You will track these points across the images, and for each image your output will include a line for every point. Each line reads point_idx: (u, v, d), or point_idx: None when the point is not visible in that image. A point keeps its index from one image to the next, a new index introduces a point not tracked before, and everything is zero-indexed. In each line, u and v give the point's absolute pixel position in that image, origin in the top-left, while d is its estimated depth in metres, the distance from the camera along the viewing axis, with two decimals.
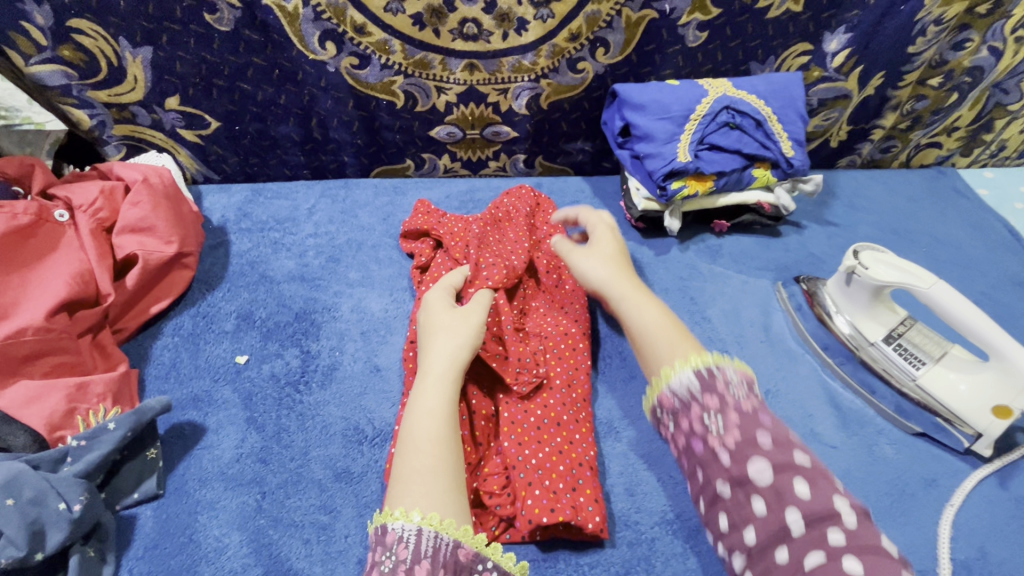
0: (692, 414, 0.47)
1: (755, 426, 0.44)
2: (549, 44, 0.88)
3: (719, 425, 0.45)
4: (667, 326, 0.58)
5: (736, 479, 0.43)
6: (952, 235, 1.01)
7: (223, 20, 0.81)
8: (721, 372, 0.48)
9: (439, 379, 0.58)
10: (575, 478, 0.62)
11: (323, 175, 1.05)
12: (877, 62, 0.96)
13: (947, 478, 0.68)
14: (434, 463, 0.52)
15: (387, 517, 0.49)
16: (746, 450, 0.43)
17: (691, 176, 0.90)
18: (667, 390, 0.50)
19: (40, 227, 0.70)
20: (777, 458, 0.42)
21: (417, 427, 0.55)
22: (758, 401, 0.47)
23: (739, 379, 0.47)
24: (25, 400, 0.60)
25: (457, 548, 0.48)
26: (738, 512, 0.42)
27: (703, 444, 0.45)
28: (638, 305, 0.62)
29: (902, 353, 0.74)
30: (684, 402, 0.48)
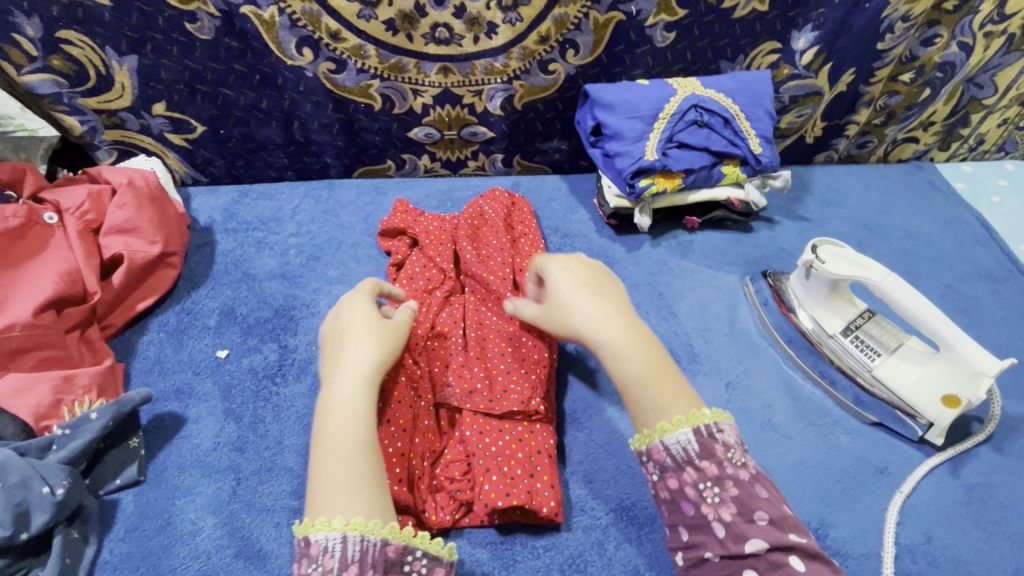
0: (686, 476, 0.51)
1: (756, 502, 0.49)
2: (520, 47, 0.91)
3: (717, 497, 0.49)
4: (657, 369, 0.56)
5: (734, 550, 0.48)
6: (924, 229, 1.03)
7: (204, 28, 0.85)
8: (721, 434, 0.52)
9: (356, 381, 0.55)
10: (533, 465, 0.64)
11: (307, 176, 1.08)
12: (847, 59, 0.98)
13: (899, 466, 0.70)
14: (353, 472, 0.50)
15: (309, 528, 0.47)
16: (743, 524, 0.48)
17: (659, 174, 0.92)
18: (659, 443, 0.53)
19: (30, 229, 0.74)
20: (773, 534, 0.47)
21: (334, 425, 0.52)
22: (752, 465, 0.51)
23: (734, 442, 0.51)
24: (13, 391, 0.64)
25: (385, 546, 0.47)
26: (734, 575, 0.48)
27: (699, 510, 0.50)
28: (620, 351, 0.57)
29: (859, 345, 0.76)
30: (676, 461, 0.52)
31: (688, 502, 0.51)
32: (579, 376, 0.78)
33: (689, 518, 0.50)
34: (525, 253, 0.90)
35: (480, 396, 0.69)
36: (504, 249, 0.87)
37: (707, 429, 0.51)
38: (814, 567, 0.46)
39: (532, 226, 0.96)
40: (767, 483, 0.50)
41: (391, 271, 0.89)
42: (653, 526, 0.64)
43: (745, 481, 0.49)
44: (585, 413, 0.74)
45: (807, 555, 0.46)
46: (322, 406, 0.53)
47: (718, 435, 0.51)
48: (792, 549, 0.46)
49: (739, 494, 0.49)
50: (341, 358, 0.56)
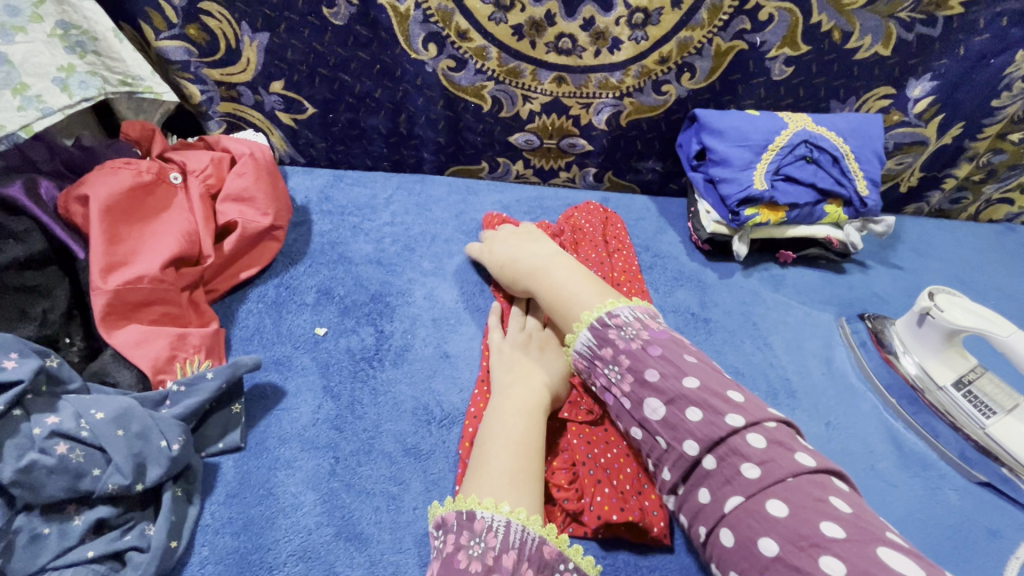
0: (600, 368, 0.62)
1: (645, 363, 0.58)
2: (638, 65, 0.92)
3: (618, 374, 0.60)
4: (580, 287, 0.69)
5: (640, 415, 0.57)
6: (1020, 292, 1.00)
7: (339, 14, 0.87)
8: (615, 318, 0.62)
9: (535, 396, 0.64)
10: (641, 482, 0.63)
11: (400, 168, 1.10)
12: (959, 112, 0.97)
13: (1011, 531, 0.68)
14: (517, 465, 0.56)
15: (477, 505, 0.52)
16: (641, 390, 0.58)
17: (764, 205, 0.91)
18: (576, 351, 0.65)
19: (158, 186, 0.75)
20: (665, 387, 0.56)
21: (515, 431, 0.59)
22: (647, 336, 0.60)
23: (629, 321, 0.62)
24: (135, 341, 0.65)
25: (542, 545, 0.51)
26: (652, 442, 0.57)
27: (613, 394, 0.60)
28: (549, 278, 0.72)
29: (972, 401, 0.74)
30: (591, 357, 0.63)
31: (606, 392, 0.61)
32: None
33: (613, 406, 0.61)
34: (619, 270, 0.89)
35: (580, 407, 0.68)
36: (602, 265, 0.88)
37: (599, 321, 0.63)
38: (709, 413, 0.53)
39: (627, 244, 0.95)
40: (659, 344, 0.59)
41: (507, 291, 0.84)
42: None
43: (636, 350, 0.59)
44: None
45: (705, 406, 0.54)
46: (501, 419, 0.60)
47: (612, 320, 0.62)
48: (692, 403, 0.54)
49: (632, 362, 0.59)
50: (524, 389, 0.64)
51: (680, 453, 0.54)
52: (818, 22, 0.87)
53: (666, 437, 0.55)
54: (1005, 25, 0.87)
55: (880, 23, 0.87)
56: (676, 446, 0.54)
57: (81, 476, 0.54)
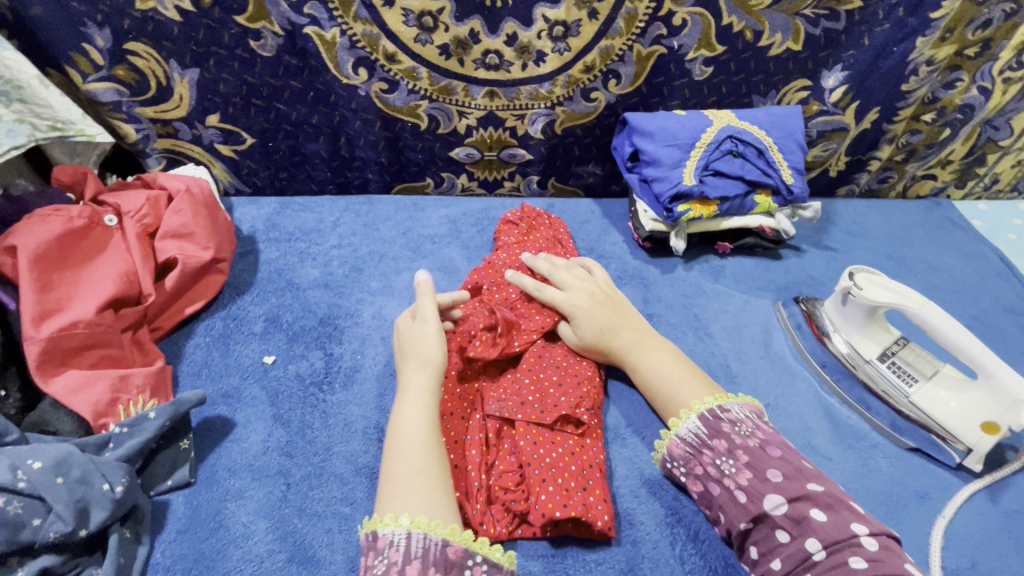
0: (705, 457, 0.64)
1: (767, 463, 0.60)
2: (565, 75, 0.95)
3: (733, 467, 0.62)
4: (687, 372, 0.72)
5: (756, 509, 0.59)
6: (946, 262, 1.06)
7: (267, 46, 0.88)
8: (726, 412, 0.65)
9: (421, 386, 0.65)
10: (586, 478, 0.65)
11: (347, 190, 1.11)
12: (873, 98, 1.03)
13: (939, 491, 0.71)
14: (417, 468, 0.58)
15: (377, 524, 0.54)
16: (759, 484, 0.60)
17: (696, 200, 0.95)
18: (676, 437, 0.67)
19: (92, 229, 0.76)
20: (789, 486, 0.58)
21: (405, 435, 0.61)
22: (761, 438, 0.63)
23: (742, 417, 0.65)
24: (74, 388, 0.65)
25: (445, 547, 0.52)
26: (767, 533, 0.58)
27: (722, 484, 0.62)
28: (649, 353, 0.75)
29: (896, 371, 0.78)
30: (694, 447, 0.65)
31: (711, 481, 0.63)
32: (621, 393, 0.79)
33: (718, 495, 0.63)
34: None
35: (530, 407, 0.69)
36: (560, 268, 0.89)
37: (712, 413, 0.66)
38: (832, 513, 0.55)
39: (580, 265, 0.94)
40: (777, 446, 0.62)
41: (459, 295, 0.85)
42: (704, 543, 0.65)
43: (753, 447, 0.62)
44: (631, 428, 0.75)
45: (828, 505, 0.56)
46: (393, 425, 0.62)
47: (724, 414, 0.65)
48: (809, 499, 0.57)
49: (751, 459, 0.61)
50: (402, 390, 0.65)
51: (797, 545, 0.56)
52: (729, 24, 0.91)
53: (788, 531, 0.57)
54: (902, 15, 0.92)
55: (787, 21, 0.91)
56: (797, 539, 0.56)
57: (20, 527, 0.54)
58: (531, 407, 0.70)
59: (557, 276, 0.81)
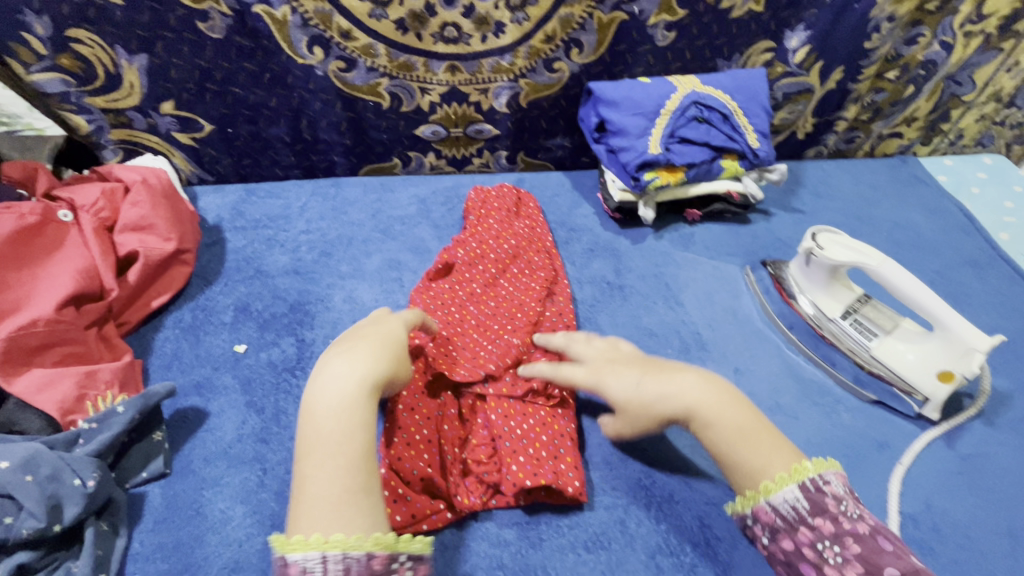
0: (801, 536, 0.54)
1: (882, 559, 0.50)
2: (526, 46, 0.93)
3: (839, 556, 0.52)
4: (757, 430, 0.59)
5: None
6: (911, 219, 1.08)
7: (216, 27, 0.86)
8: (828, 485, 0.54)
9: (347, 391, 0.53)
10: (557, 447, 0.67)
11: (313, 174, 1.09)
12: (836, 57, 1.02)
13: (899, 441, 0.74)
14: (342, 486, 0.49)
15: (286, 546, 0.47)
16: None
17: (663, 168, 0.95)
18: (765, 504, 0.56)
19: (46, 226, 0.74)
20: None
21: (327, 441, 0.51)
22: (873, 525, 0.53)
23: (841, 488, 0.54)
24: (39, 386, 0.64)
25: (368, 562, 0.47)
26: None
27: (822, 572, 0.52)
28: (717, 408, 0.59)
29: (858, 327, 0.80)
30: (787, 521, 0.55)
31: (807, 564, 0.53)
32: None
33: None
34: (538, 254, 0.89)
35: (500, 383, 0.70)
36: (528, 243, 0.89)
37: (814, 484, 0.54)
38: None
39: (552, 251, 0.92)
40: (890, 537, 0.51)
41: (432, 273, 0.85)
42: (675, 503, 0.68)
43: (864, 536, 0.51)
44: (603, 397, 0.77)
45: None
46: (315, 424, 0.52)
47: (826, 488, 0.54)
48: None
49: (862, 550, 0.51)
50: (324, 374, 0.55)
51: None
52: None
53: None
54: None
55: None
56: None
57: None
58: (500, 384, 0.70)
59: (574, 350, 0.71)
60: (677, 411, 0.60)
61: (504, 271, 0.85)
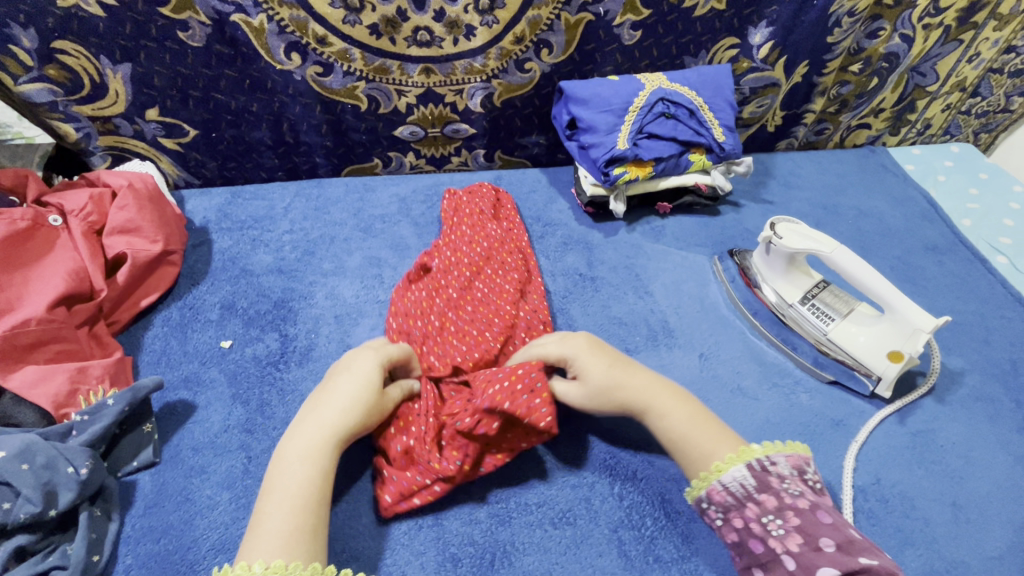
0: (749, 512, 0.58)
1: (819, 530, 0.55)
2: (497, 47, 0.97)
3: (782, 529, 0.56)
4: (704, 420, 0.66)
5: None
6: (876, 208, 1.11)
7: (195, 36, 0.89)
8: (774, 464, 0.60)
9: (313, 436, 0.61)
10: (533, 381, 0.67)
11: (297, 175, 1.13)
12: (800, 52, 1.06)
13: (853, 419, 0.78)
14: (293, 523, 0.55)
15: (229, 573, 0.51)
16: (812, 553, 0.54)
17: (631, 162, 0.98)
18: (717, 484, 0.61)
19: (36, 231, 0.78)
20: (844, 559, 0.52)
21: (285, 476, 0.58)
22: (811, 499, 0.58)
23: (787, 467, 0.60)
24: (33, 381, 0.68)
25: None
26: None
27: (767, 544, 0.56)
28: (666, 407, 0.66)
29: (816, 312, 0.84)
30: (736, 498, 0.60)
31: (754, 540, 0.57)
32: None
33: (760, 555, 0.57)
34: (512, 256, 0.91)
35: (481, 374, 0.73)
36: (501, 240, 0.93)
37: (759, 464, 0.60)
38: None
39: (525, 243, 0.96)
40: (829, 512, 0.56)
41: (411, 275, 0.88)
42: (639, 481, 0.72)
43: (804, 509, 0.56)
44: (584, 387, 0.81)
45: None
46: (274, 467, 0.59)
47: (771, 466, 0.60)
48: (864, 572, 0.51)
49: (801, 523, 0.56)
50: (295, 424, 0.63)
51: None
52: None
53: None
54: None
55: None
56: None
57: None
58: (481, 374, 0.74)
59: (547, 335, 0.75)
60: (637, 408, 0.67)
61: (479, 271, 0.87)
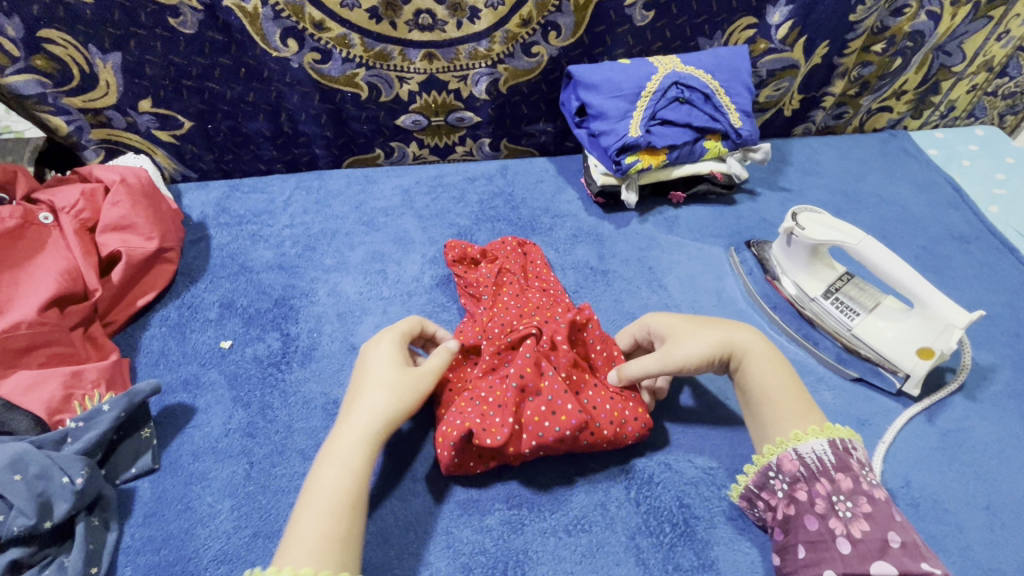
0: (819, 487, 0.58)
1: (888, 523, 0.55)
2: (502, 30, 0.92)
3: (849, 512, 0.56)
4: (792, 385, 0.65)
5: (857, 565, 0.53)
6: (898, 195, 1.06)
7: (187, 23, 0.85)
8: (856, 452, 0.60)
9: (357, 438, 0.59)
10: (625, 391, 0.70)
11: (296, 168, 1.09)
12: (820, 31, 1.01)
13: (879, 418, 0.74)
14: (327, 526, 0.53)
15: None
16: (872, 540, 0.54)
17: (643, 150, 0.94)
18: (791, 450, 0.61)
19: (26, 230, 0.75)
20: (905, 557, 0.52)
21: (324, 479, 0.56)
22: (886, 494, 0.58)
23: (868, 462, 0.59)
24: (26, 387, 0.66)
25: None
26: None
27: (826, 522, 0.57)
28: (765, 362, 0.66)
29: (840, 306, 0.80)
30: (810, 471, 0.59)
31: (812, 515, 0.58)
32: None
33: (812, 532, 0.57)
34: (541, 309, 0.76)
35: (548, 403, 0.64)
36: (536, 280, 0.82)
37: (842, 443, 0.60)
38: None
39: (550, 280, 0.85)
40: (901, 511, 0.56)
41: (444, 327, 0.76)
42: (657, 486, 0.69)
43: (878, 500, 0.56)
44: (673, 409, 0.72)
45: None
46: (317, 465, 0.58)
47: (854, 454, 0.60)
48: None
49: (872, 511, 0.55)
50: (342, 420, 0.61)
51: None
52: None
53: None
54: None
55: None
56: None
57: None
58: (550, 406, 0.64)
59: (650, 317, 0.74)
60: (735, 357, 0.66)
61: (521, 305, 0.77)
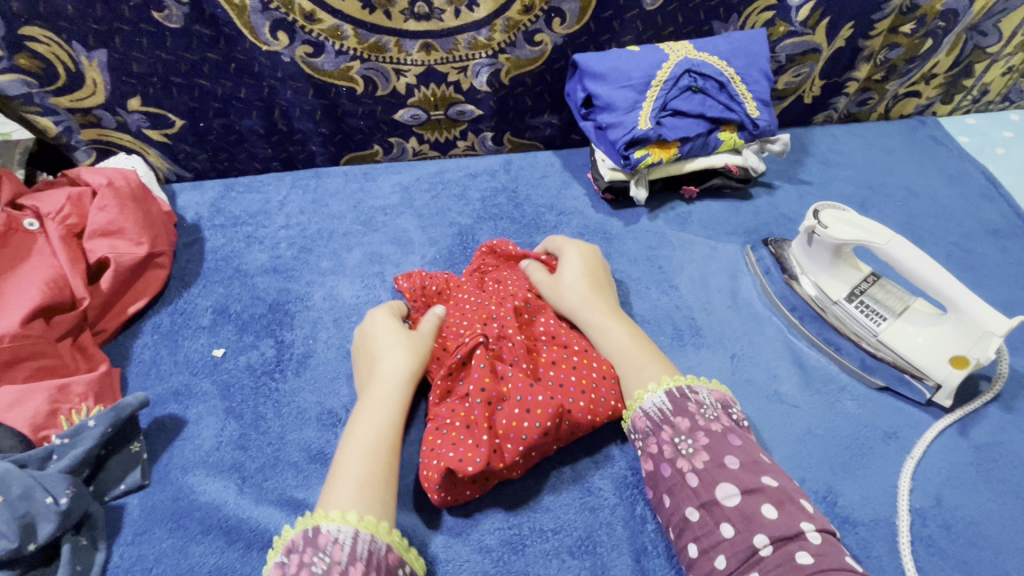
0: (663, 435, 0.59)
1: (726, 448, 0.56)
2: (503, 18, 0.87)
3: (690, 447, 0.57)
4: (636, 347, 0.68)
5: (705, 496, 0.54)
6: (927, 186, 1.00)
7: (172, 16, 0.81)
8: (694, 394, 0.61)
9: (390, 395, 0.63)
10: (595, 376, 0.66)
11: (293, 165, 1.05)
12: (844, 12, 0.94)
13: (907, 430, 0.70)
14: (366, 471, 0.57)
15: (320, 519, 0.53)
16: (715, 470, 0.55)
17: (654, 144, 0.89)
18: (639, 411, 0.62)
19: (10, 236, 0.73)
20: (745, 476, 0.54)
21: (361, 433, 0.60)
22: (723, 420, 0.59)
23: (710, 400, 0.60)
24: (9, 403, 0.64)
25: (387, 551, 0.53)
26: (711, 526, 0.53)
27: (675, 465, 0.57)
28: (608, 329, 0.70)
29: (864, 310, 0.75)
30: (653, 422, 0.61)
31: (664, 462, 0.58)
32: None
33: (667, 478, 0.57)
34: (473, 313, 0.72)
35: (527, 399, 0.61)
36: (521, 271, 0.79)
37: (678, 391, 0.61)
38: (783, 509, 0.51)
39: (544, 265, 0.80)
40: (739, 434, 0.58)
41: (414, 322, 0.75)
42: None
43: (715, 430, 0.58)
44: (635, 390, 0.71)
45: (779, 499, 0.52)
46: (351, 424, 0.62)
47: (692, 395, 0.61)
48: (761, 490, 0.53)
49: (709, 442, 0.57)
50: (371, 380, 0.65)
51: (743, 540, 0.51)
52: None
53: (735, 525, 0.52)
54: None
55: None
56: (743, 534, 0.51)
57: None
58: (517, 408, 0.61)
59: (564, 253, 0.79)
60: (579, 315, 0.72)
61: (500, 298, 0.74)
